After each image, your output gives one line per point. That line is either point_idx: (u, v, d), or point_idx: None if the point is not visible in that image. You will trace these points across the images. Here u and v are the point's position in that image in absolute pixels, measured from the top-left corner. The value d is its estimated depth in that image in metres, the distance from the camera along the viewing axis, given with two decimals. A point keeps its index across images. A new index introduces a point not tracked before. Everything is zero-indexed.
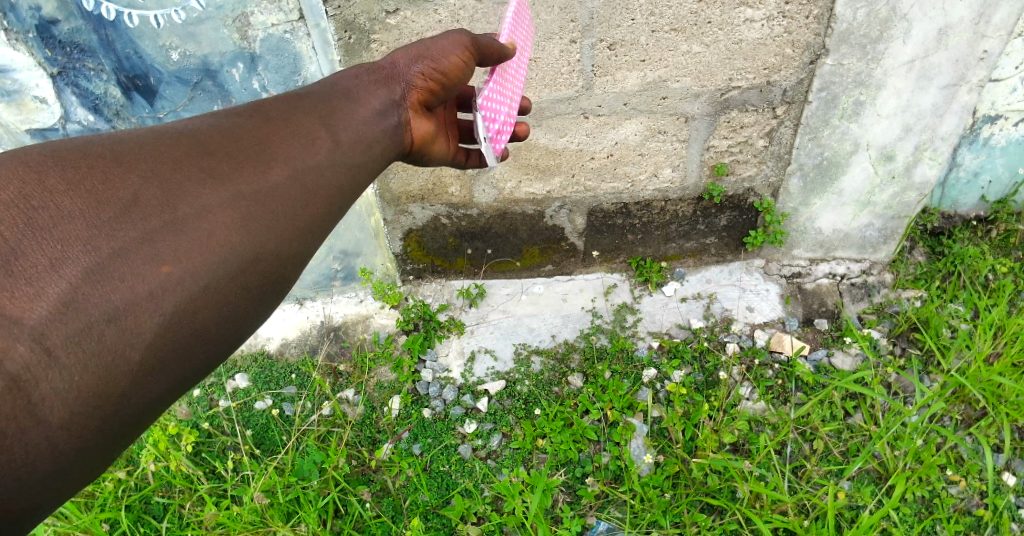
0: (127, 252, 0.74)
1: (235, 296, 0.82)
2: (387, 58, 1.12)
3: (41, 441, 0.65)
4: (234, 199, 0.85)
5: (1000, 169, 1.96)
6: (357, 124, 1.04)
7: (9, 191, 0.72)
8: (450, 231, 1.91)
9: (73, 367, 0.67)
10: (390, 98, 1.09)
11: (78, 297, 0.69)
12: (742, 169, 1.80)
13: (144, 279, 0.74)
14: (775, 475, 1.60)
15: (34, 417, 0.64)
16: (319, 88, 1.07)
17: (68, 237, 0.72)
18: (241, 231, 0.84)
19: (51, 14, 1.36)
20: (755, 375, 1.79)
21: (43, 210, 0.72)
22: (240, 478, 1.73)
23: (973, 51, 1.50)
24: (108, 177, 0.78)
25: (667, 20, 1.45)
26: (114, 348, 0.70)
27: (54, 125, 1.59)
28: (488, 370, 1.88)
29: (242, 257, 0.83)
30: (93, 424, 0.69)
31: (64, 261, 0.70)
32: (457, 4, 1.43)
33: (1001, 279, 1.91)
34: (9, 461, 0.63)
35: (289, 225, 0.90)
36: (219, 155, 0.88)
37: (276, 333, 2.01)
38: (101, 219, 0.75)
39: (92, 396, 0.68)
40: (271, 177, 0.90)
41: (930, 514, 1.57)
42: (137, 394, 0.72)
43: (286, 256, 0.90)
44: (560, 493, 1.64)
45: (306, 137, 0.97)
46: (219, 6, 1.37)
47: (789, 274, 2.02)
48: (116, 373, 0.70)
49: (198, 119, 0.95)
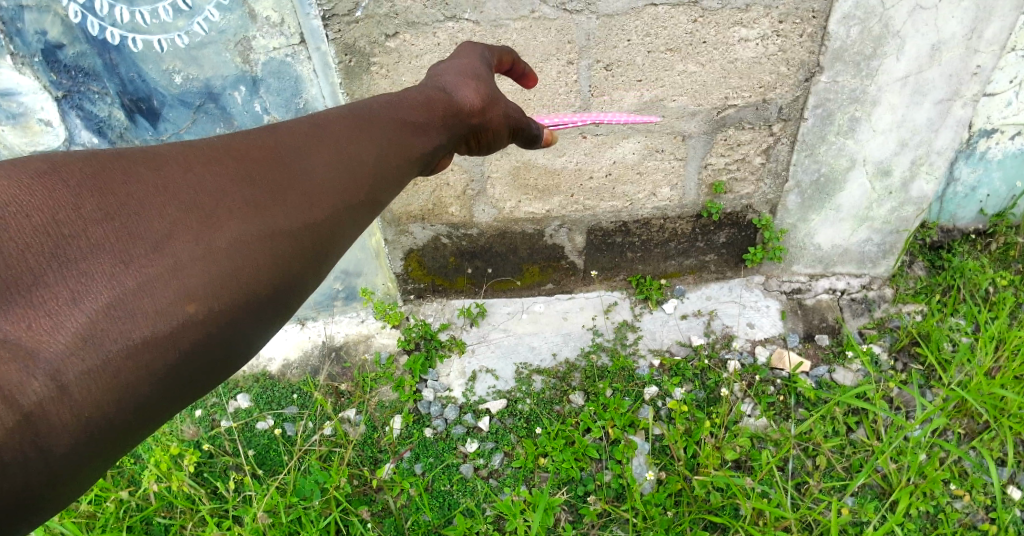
0: (153, 285, 0.67)
1: (252, 332, 0.75)
2: (452, 98, 1.11)
3: (41, 471, 0.59)
4: (273, 233, 0.78)
5: (998, 182, 1.97)
6: (403, 161, 1.00)
7: (41, 214, 0.65)
8: (451, 250, 1.92)
9: (85, 402, 0.60)
10: (439, 140, 1.08)
11: (96, 332, 0.62)
12: (740, 187, 1.81)
13: (168, 318, 0.67)
14: (778, 492, 1.59)
15: (37, 449, 0.57)
16: (375, 112, 1.01)
17: (94, 269, 0.65)
18: (271, 268, 0.77)
19: (57, 38, 1.38)
20: (756, 392, 1.80)
21: (75, 241, 0.65)
22: (241, 498, 1.73)
23: (966, 66, 1.51)
24: (144, 205, 0.71)
25: (662, 40, 1.47)
26: (126, 385, 0.63)
27: (58, 147, 1.61)
28: (489, 389, 1.88)
29: (266, 292, 0.76)
30: (94, 453, 0.63)
31: (88, 295, 0.63)
32: (456, 27, 1.44)
33: (1001, 292, 1.91)
34: (10, 492, 0.57)
35: (317, 261, 0.83)
36: (262, 182, 0.81)
37: (277, 354, 2.01)
38: (133, 253, 0.67)
39: (96, 429, 0.62)
40: (312, 211, 0.83)
41: (934, 530, 1.56)
42: (137, 426, 0.66)
43: (304, 293, 0.83)
44: (562, 512, 1.64)
45: (354, 170, 0.91)
46: (221, 30, 1.40)
47: (789, 290, 2.02)
48: (121, 407, 0.63)
49: (245, 134, 0.87)
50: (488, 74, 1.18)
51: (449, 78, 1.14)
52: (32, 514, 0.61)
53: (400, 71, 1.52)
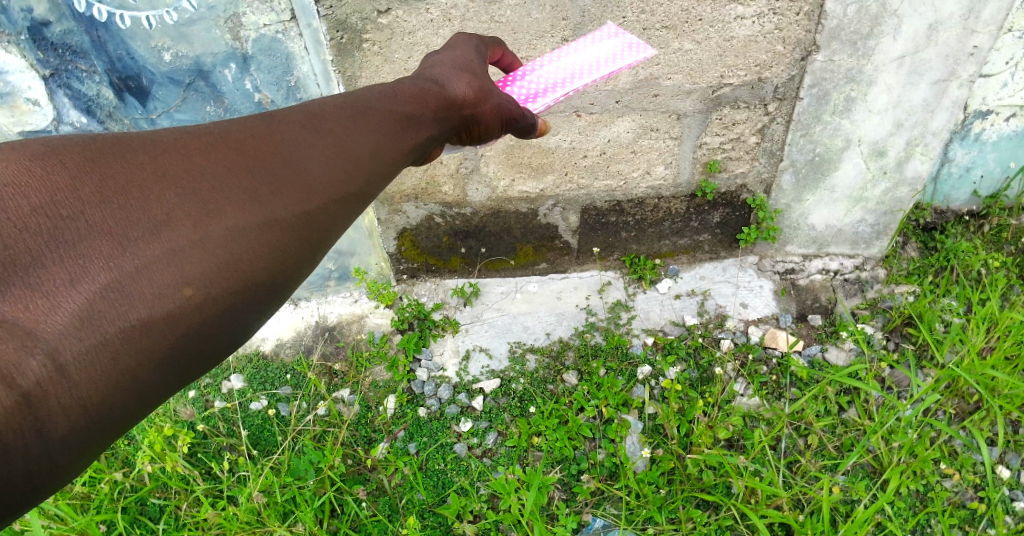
0: (151, 270, 0.67)
1: (249, 319, 0.75)
2: (446, 90, 1.08)
3: (39, 454, 0.58)
4: (270, 222, 0.78)
5: (992, 164, 1.97)
6: (399, 153, 0.98)
7: (39, 195, 0.65)
8: (444, 230, 1.91)
9: (83, 385, 0.60)
10: (433, 133, 1.05)
11: (94, 313, 0.62)
12: (734, 166, 1.80)
13: (165, 302, 0.66)
14: (770, 471, 1.61)
15: (36, 431, 0.57)
16: (371, 102, 0.99)
17: (92, 252, 0.65)
18: (268, 256, 0.76)
19: (43, 15, 1.36)
20: (749, 371, 1.81)
21: (72, 222, 0.65)
22: (236, 478, 1.74)
23: (963, 46, 1.50)
24: (142, 190, 0.71)
25: (657, 17, 1.45)
26: (126, 368, 0.63)
27: (47, 127, 1.60)
28: (483, 369, 1.88)
29: (262, 279, 0.76)
30: (93, 436, 0.62)
31: (86, 277, 0.63)
32: (449, 3, 1.42)
33: (993, 274, 1.92)
34: (9, 475, 0.56)
35: (313, 250, 0.83)
36: (260, 171, 0.80)
37: (271, 334, 2.01)
38: (131, 239, 0.67)
39: (96, 413, 0.61)
40: (308, 200, 0.83)
41: (925, 508, 1.58)
42: (135, 410, 0.66)
43: (299, 280, 0.83)
44: (556, 490, 1.65)
45: (351, 161, 0.90)
46: (211, 6, 1.37)
47: (782, 270, 2.03)
48: (121, 390, 0.63)
49: (242, 121, 0.86)
50: (483, 68, 1.16)
51: (445, 68, 1.12)
52: (31, 495, 0.61)
53: (392, 48, 1.50)
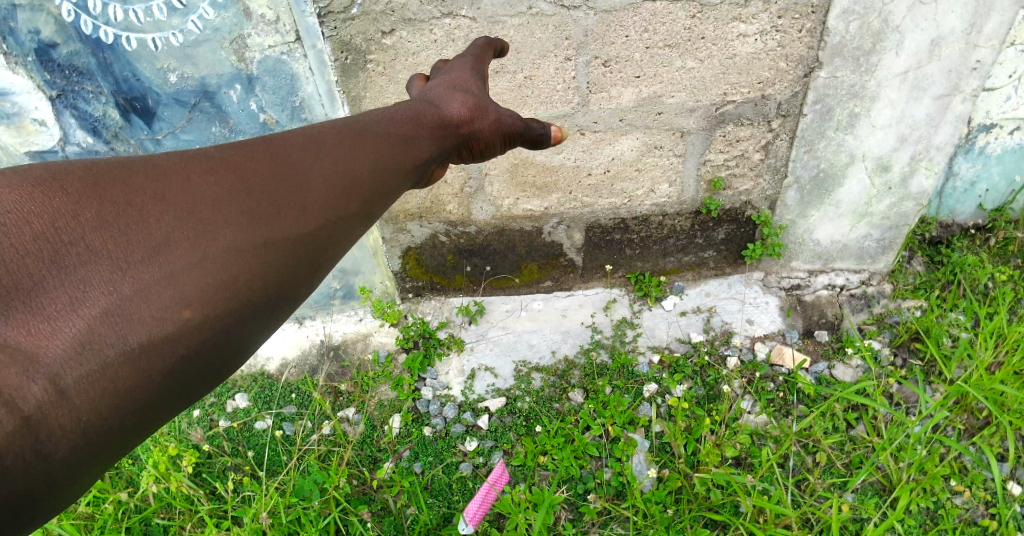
0: (151, 292, 0.67)
1: (245, 338, 0.75)
2: (443, 111, 1.08)
3: (42, 477, 0.58)
4: (268, 242, 0.77)
5: (996, 177, 1.97)
6: (397, 172, 0.98)
7: (41, 220, 0.66)
8: (449, 248, 1.91)
9: (84, 407, 0.60)
10: (431, 153, 1.04)
11: (95, 337, 0.62)
12: (739, 183, 1.80)
13: (165, 324, 0.67)
14: (778, 489, 1.60)
15: (36, 452, 0.57)
16: (370, 125, 0.99)
17: (91, 276, 0.65)
18: (265, 276, 0.76)
19: (50, 37, 1.37)
20: (756, 388, 1.80)
21: (73, 248, 0.65)
22: (240, 498, 1.73)
23: (966, 61, 1.50)
24: (142, 214, 0.71)
25: (661, 36, 1.46)
26: (125, 390, 0.63)
27: (53, 147, 1.60)
28: (489, 387, 1.88)
29: (259, 300, 0.76)
30: (92, 455, 0.62)
31: (85, 302, 0.63)
32: (452, 24, 1.42)
33: (1000, 287, 1.91)
34: (9, 495, 0.56)
35: (310, 270, 0.82)
36: (258, 193, 0.80)
37: (275, 353, 2.00)
38: (131, 263, 0.67)
39: (95, 434, 0.61)
40: (306, 221, 0.82)
41: (935, 525, 1.56)
42: (134, 429, 0.66)
43: (296, 301, 0.83)
44: (562, 510, 1.64)
45: (349, 181, 0.89)
46: (216, 28, 1.39)
47: (788, 286, 2.01)
48: (119, 410, 0.63)
49: (241, 144, 0.86)
50: (481, 87, 1.15)
51: (441, 90, 1.11)
52: (32, 515, 0.61)
53: (396, 68, 1.50)
